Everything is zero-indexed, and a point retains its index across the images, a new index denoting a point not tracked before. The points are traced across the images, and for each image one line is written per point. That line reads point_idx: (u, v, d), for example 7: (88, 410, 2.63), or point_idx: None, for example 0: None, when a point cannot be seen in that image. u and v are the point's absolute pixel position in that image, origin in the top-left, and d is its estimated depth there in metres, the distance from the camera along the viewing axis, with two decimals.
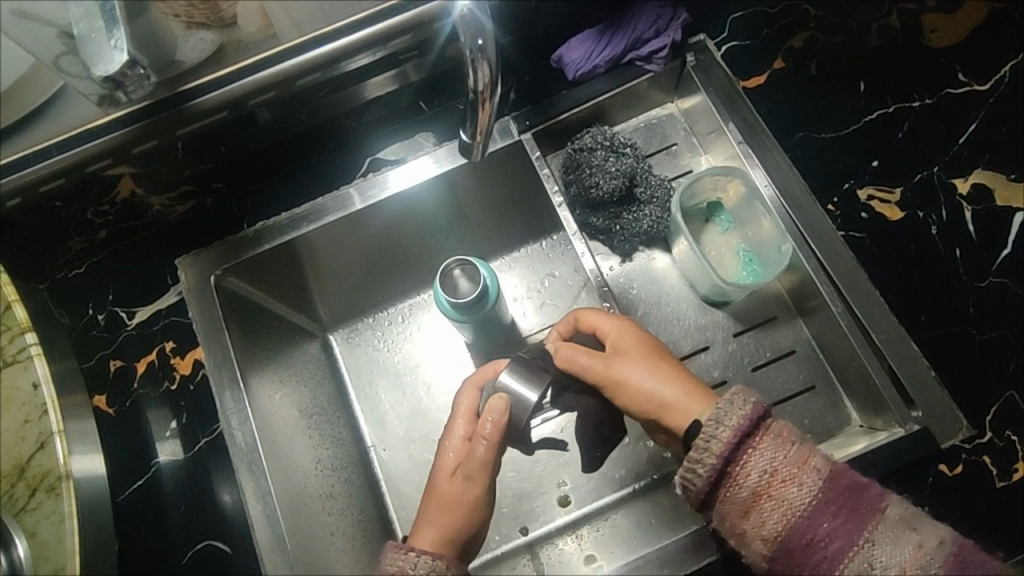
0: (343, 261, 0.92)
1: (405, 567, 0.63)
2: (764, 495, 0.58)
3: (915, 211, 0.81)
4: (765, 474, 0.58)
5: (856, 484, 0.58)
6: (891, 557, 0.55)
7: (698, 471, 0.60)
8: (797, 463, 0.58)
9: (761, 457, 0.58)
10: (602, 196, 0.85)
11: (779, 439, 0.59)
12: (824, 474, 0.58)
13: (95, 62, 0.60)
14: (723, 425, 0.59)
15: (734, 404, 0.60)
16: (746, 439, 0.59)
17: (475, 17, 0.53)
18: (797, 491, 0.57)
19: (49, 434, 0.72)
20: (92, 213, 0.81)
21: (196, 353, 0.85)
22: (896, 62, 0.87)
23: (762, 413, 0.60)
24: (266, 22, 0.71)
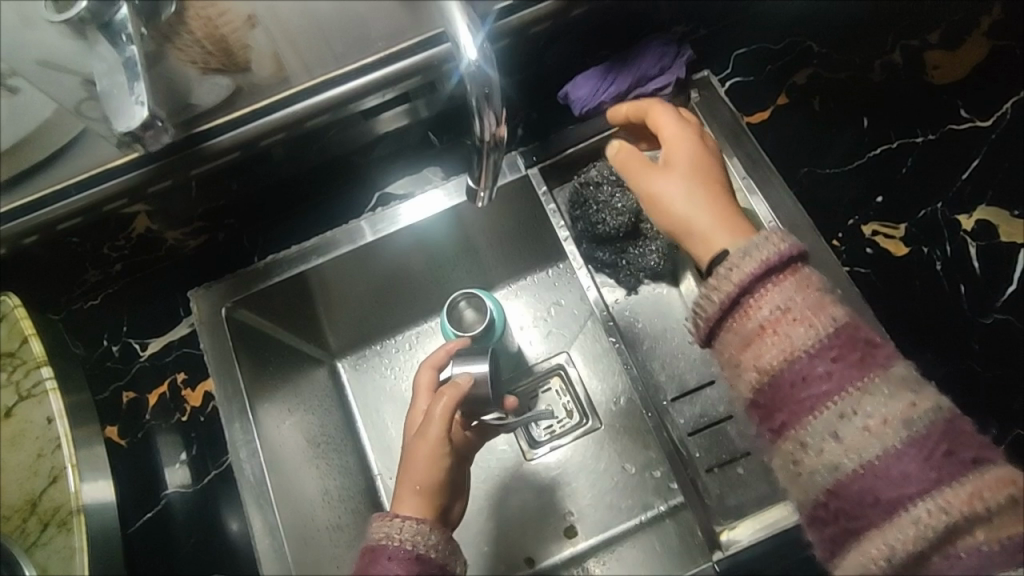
0: (353, 292, 0.93)
1: (390, 532, 0.66)
2: (769, 331, 0.55)
3: (919, 247, 0.81)
4: (775, 311, 0.56)
5: (862, 342, 0.55)
6: (875, 406, 0.52)
7: (711, 297, 0.58)
8: (815, 308, 0.55)
9: (777, 294, 0.56)
10: (608, 231, 0.86)
11: (799, 283, 0.57)
12: (839, 325, 0.55)
13: (118, 118, 0.61)
14: (749, 256, 0.58)
15: (759, 246, 0.58)
16: (768, 276, 0.57)
17: (482, 70, 0.53)
18: (804, 331, 0.54)
19: (61, 468, 0.75)
20: (108, 247, 0.83)
21: (206, 385, 0.86)
22: (898, 98, 0.88)
23: (789, 256, 0.57)
24: (278, 66, 0.70)
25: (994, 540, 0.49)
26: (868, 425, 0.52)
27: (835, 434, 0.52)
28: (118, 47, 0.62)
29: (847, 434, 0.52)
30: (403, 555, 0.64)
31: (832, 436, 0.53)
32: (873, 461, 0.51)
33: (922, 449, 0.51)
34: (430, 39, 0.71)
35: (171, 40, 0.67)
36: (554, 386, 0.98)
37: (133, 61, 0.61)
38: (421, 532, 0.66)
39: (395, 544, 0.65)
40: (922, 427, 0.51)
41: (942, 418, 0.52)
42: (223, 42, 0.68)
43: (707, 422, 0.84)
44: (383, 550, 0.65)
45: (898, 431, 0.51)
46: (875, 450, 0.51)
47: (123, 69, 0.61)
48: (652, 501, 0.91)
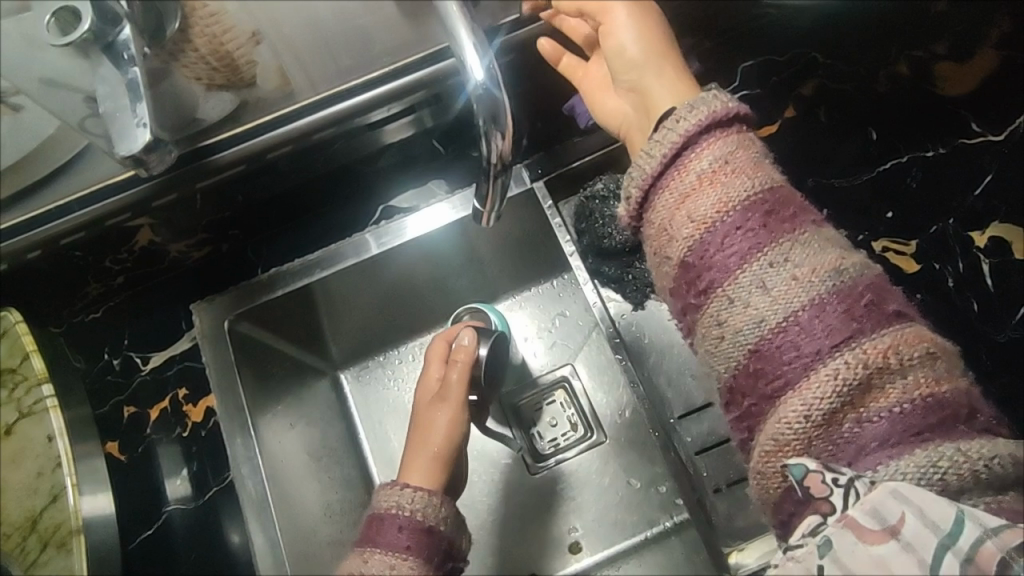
0: (356, 305, 0.93)
1: (402, 501, 0.70)
2: (707, 183, 0.53)
3: (931, 263, 0.81)
4: (710, 170, 0.53)
5: (790, 208, 0.52)
6: (799, 260, 0.49)
7: (655, 147, 0.54)
8: (750, 167, 0.53)
9: (717, 147, 0.53)
10: (614, 246, 0.86)
11: (733, 138, 0.54)
12: (771, 193, 0.52)
13: (121, 142, 0.60)
14: (692, 112, 0.54)
15: (704, 102, 0.55)
16: (709, 131, 0.54)
17: (489, 91, 0.51)
18: (735, 181, 0.52)
19: (61, 487, 0.74)
20: (110, 261, 0.82)
21: (209, 400, 0.85)
22: (908, 109, 0.86)
23: (730, 115, 0.54)
24: (284, 80, 0.70)
25: (903, 399, 0.45)
26: (796, 275, 0.49)
27: (762, 284, 0.49)
28: (120, 67, 0.60)
29: (774, 284, 0.49)
30: (413, 526, 0.69)
31: (760, 286, 0.49)
32: (798, 313, 0.48)
33: (841, 301, 0.48)
34: (435, 54, 0.70)
35: (177, 58, 0.64)
36: (559, 398, 0.97)
37: (136, 84, 0.60)
38: (432, 505, 0.71)
39: (407, 514, 0.70)
40: (848, 280, 0.48)
41: (870, 275, 0.49)
42: (228, 58, 0.66)
43: (715, 441, 0.82)
44: (394, 520, 0.69)
45: (826, 279, 0.48)
46: (801, 300, 0.48)
47: (127, 92, 0.60)
48: (657, 517, 0.90)
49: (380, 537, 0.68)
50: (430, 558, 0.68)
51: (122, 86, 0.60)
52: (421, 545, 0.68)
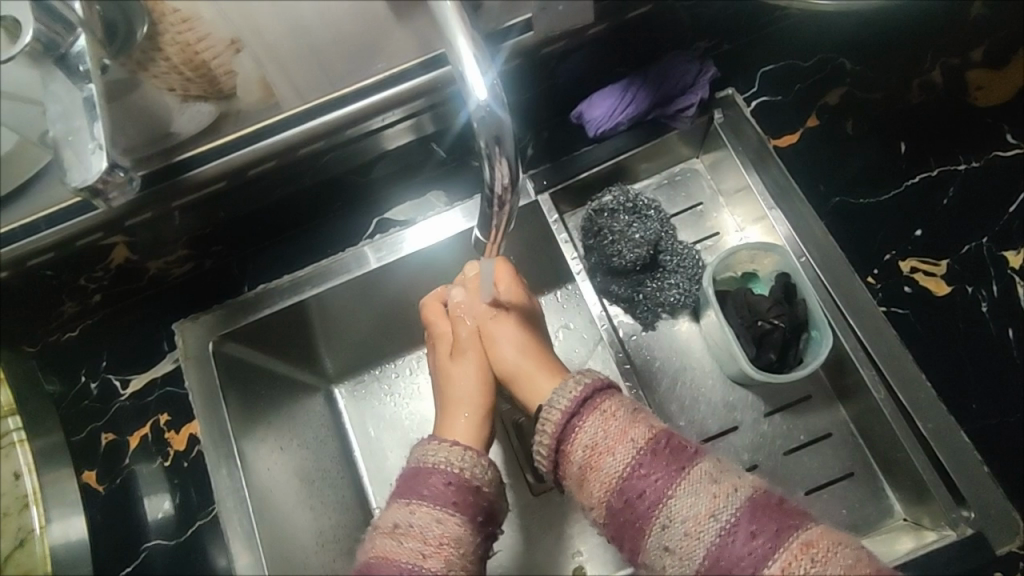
0: (352, 322, 0.88)
1: (450, 458, 0.63)
2: (588, 471, 0.56)
3: (963, 286, 0.76)
4: (588, 448, 0.57)
5: (674, 444, 0.56)
6: (685, 509, 0.52)
7: (540, 449, 0.60)
8: (617, 435, 0.56)
9: (586, 432, 0.58)
10: (624, 265, 0.80)
11: (607, 414, 0.58)
12: (643, 444, 0.56)
13: (74, 171, 0.55)
14: (554, 407, 0.60)
15: (568, 385, 0.60)
16: (574, 417, 0.59)
17: (491, 111, 0.46)
18: (614, 460, 0.55)
19: (29, 530, 0.71)
20: (84, 279, 0.76)
21: (191, 428, 0.80)
22: (937, 123, 0.82)
23: (592, 391, 0.59)
24: (267, 93, 0.65)
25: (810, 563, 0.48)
26: (689, 529, 0.51)
27: (667, 547, 0.52)
28: (75, 81, 0.55)
29: (676, 545, 0.52)
30: (462, 484, 0.62)
31: (666, 550, 0.52)
32: (705, 555, 0.50)
33: (736, 534, 0.50)
34: (434, 59, 0.64)
35: (145, 67, 0.59)
36: None
37: (93, 101, 0.55)
38: (480, 465, 0.63)
39: (455, 471, 0.62)
40: (730, 517, 0.51)
41: (746, 501, 0.51)
42: (204, 68, 0.61)
43: None
44: (440, 476, 0.62)
45: (712, 525, 0.51)
46: (704, 553, 0.51)
47: (82, 109, 0.55)
48: None
49: (424, 488, 0.61)
50: (476, 518, 0.61)
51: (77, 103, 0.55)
52: (468, 504, 0.61)
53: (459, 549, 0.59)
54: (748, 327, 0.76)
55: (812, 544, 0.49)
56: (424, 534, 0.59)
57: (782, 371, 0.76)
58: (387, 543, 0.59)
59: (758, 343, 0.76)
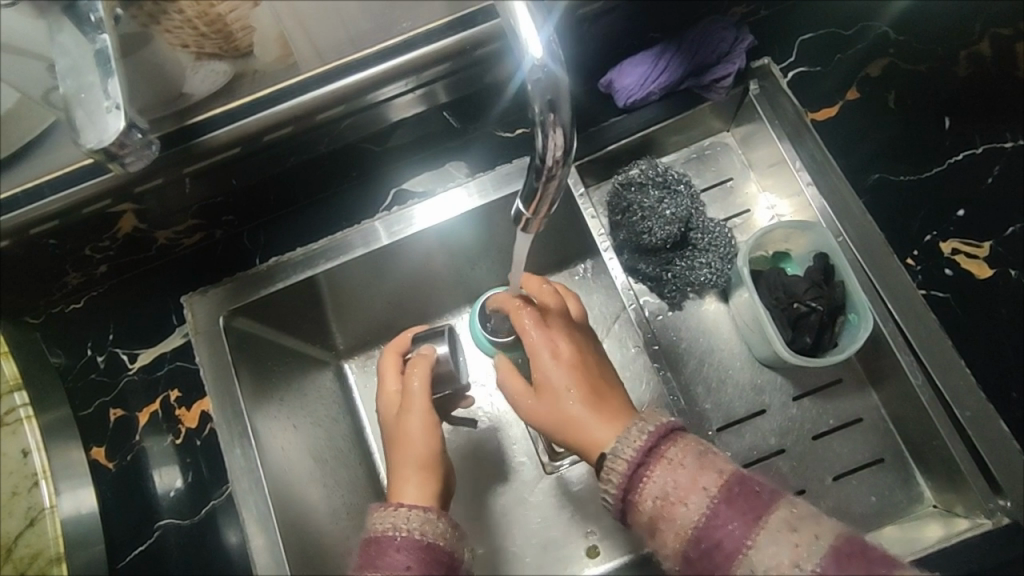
0: (368, 296, 0.84)
1: (397, 523, 0.59)
2: (660, 522, 0.51)
3: (1004, 269, 0.73)
4: (658, 499, 0.51)
5: (749, 488, 0.50)
6: (767, 561, 0.47)
7: (606, 499, 0.55)
8: (686, 483, 0.51)
9: (654, 482, 0.52)
10: (654, 243, 0.77)
11: (675, 463, 0.52)
12: (716, 490, 0.50)
13: (88, 130, 0.50)
14: (617, 456, 0.54)
15: (630, 434, 0.54)
16: (639, 469, 0.53)
17: (548, 71, 0.42)
18: (686, 512, 0.50)
19: (39, 509, 0.70)
20: (90, 250, 0.72)
21: (203, 404, 0.78)
22: (984, 98, 0.78)
23: (659, 436, 0.53)
24: (286, 50, 0.60)
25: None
26: None
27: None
28: (86, 32, 0.51)
29: None
30: (413, 545, 0.58)
31: None
32: None
33: None
34: (464, 20, 0.61)
35: (157, 20, 0.55)
36: None
37: (106, 55, 0.51)
38: (429, 521, 0.60)
39: (404, 534, 0.59)
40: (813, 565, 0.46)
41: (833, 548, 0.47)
42: (220, 25, 0.56)
43: (759, 456, 0.76)
44: (389, 544, 0.58)
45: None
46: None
47: (95, 64, 0.51)
48: None
49: (377, 559, 0.57)
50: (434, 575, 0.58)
51: (90, 54, 0.51)
52: (426, 562, 0.58)
53: None
54: (783, 308, 0.74)
55: None
56: None
57: (817, 356, 0.73)
58: None
59: (793, 326, 0.73)
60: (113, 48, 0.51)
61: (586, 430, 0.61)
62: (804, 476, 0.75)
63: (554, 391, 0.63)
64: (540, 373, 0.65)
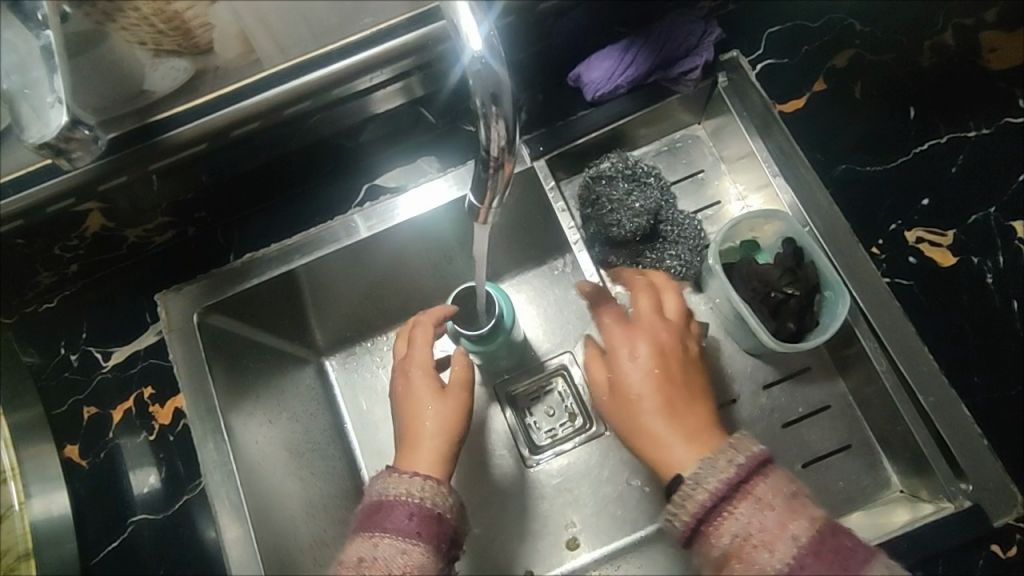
0: (343, 292, 0.85)
1: (411, 489, 0.60)
2: (734, 559, 0.52)
3: (968, 256, 0.74)
4: (736, 537, 0.52)
5: (840, 539, 0.51)
6: None
7: (672, 523, 0.55)
8: (778, 528, 0.51)
9: (734, 520, 0.52)
10: (624, 235, 0.78)
11: (761, 503, 0.53)
12: (807, 540, 0.51)
13: (30, 126, 0.51)
14: (701, 484, 0.54)
15: (717, 462, 0.55)
16: (725, 504, 0.53)
17: (487, 65, 0.43)
18: (769, 557, 0.51)
19: (7, 507, 0.70)
20: (59, 249, 0.73)
21: (176, 401, 0.78)
22: (947, 88, 0.79)
23: (756, 472, 0.54)
24: (247, 49, 0.60)
25: None
26: None
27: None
28: (31, 28, 0.51)
29: None
30: (425, 513, 0.60)
31: None
32: None
33: None
34: (425, 15, 0.61)
35: (112, 18, 0.55)
36: (558, 387, 0.87)
37: (51, 51, 0.50)
38: (441, 493, 0.61)
39: (416, 501, 0.60)
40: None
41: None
42: (178, 21, 0.56)
43: None
44: (401, 508, 0.59)
45: None
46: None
47: (39, 60, 0.51)
48: (655, 512, 0.81)
49: (388, 521, 0.59)
50: (438, 546, 0.59)
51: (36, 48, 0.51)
52: (433, 532, 0.59)
53: None
54: (759, 299, 0.74)
55: None
56: (387, 567, 0.57)
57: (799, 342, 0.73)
58: None
59: (774, 314, 0.73)
60: (58, 44, 0.51)
61: (657, 440, 0.61)
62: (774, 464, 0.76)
63: (636, 399, 0.64)
64: (623, 376, 0.65)
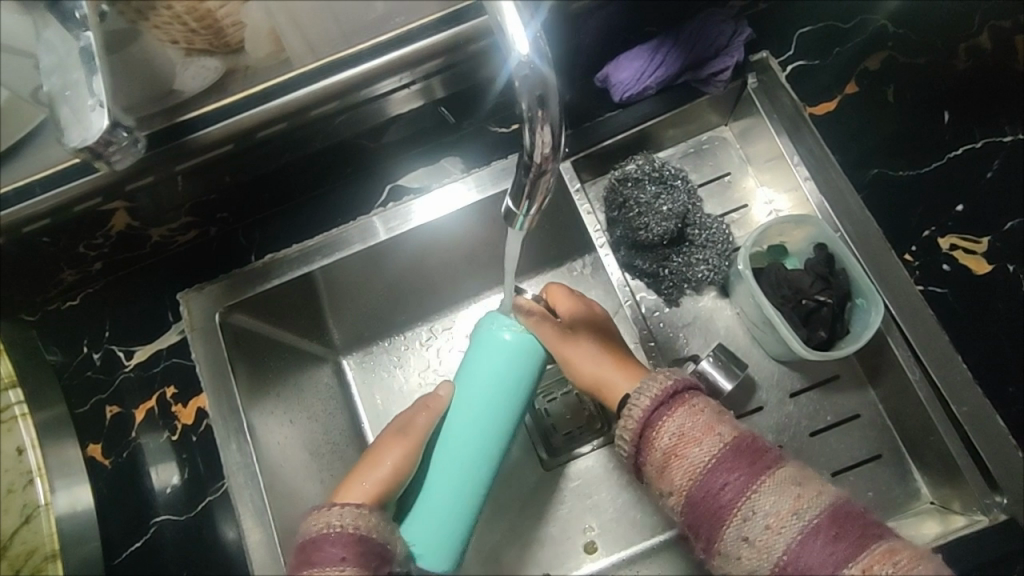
0: (364, 292, 0.84)
1: (331, 519, 0.60)
2: (675, 458, 0.55)
3: (1003, 264, 0.73)
4: (674, 436, 0.56)
5: (761, 443, 0.55)
6: (767, 505, 0.51)
7: (625, 433, 0.59)
8: (703, 427, 0.56)
9: (674, 422, 0.56)
10: (651, 239, 0.77)
11: (695, 409, 0.57)
12: (731, 439, 0.55)
13: (72, 128, 0.50)
14: (641, 395, 0.59)
15: (655, 378, 0.60)
16: (665, 408, 0.58)
17: (535, 68, 0.42)
18: (700, 452, 0.54)
19: (34, 507, 0.70)
20: (84, 247, 0.72)
21: (199, 401, 0.78)
22: (983, 92, 0.78)
23: (683, 387, 0.59)
24: (278, 47, 0.59)
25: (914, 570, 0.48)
26: (769, 523, 0.51)
27: (746, 538, 0.51)
28: (71, 28, 0.51)
29: (755, 537, 0.51)
30: (347, 538, 0.59)
31: (744, 540, 0.51)
32: (785, 554, 0.50)
33: (816, 535, 0.50)
34: (456, 14, 0.60)
35: (146, 16, 0.53)
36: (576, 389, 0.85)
37: (90, 52, 0.50)
38: (362, 516, 0.60)
39: (338, 528, 0.59)
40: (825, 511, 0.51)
41: (838, 501, 0.52)
42: (210, 19, 0.54)
43: None
44: (327, 536, 0.59)
45: (795, 524, 0.50)
46: (783, 548, 0.50)
47: (80, 61, 0.50)
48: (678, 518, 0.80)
49: (319, 552, 0.58)
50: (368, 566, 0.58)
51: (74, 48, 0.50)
52: (359, 554, 0.58)
53: None
54: (790, 305, 0.73)
55: (896, 551, 0.48)
56: None
57: (829, 350, 0.73)
58: None
59: (804, 322, 0.73)
60: (98, 45, 0.50)
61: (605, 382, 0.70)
62: None
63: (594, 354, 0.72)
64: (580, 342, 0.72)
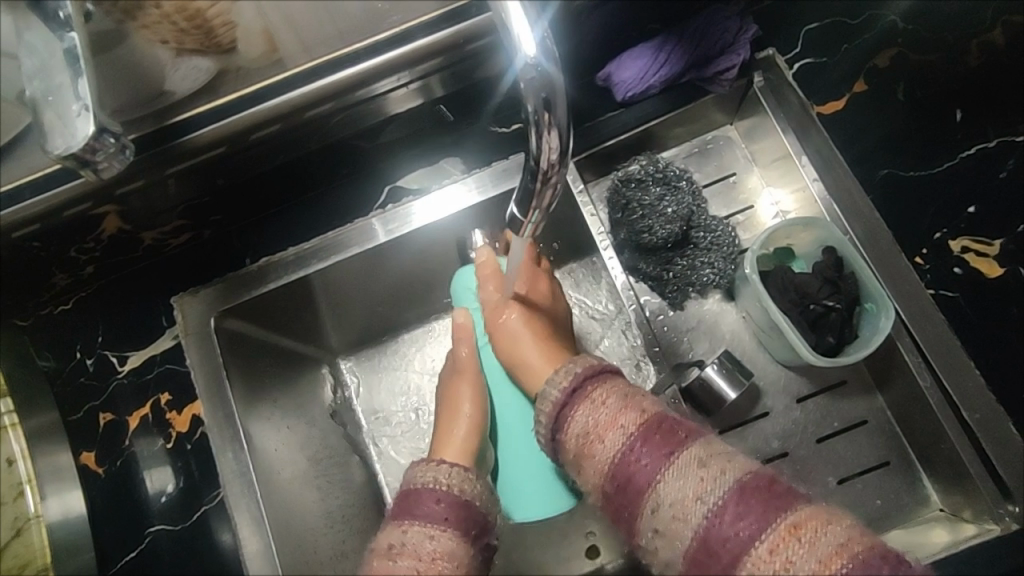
0: (363, 295, 0.83)
1: (438, 476, 0.59)
2: (584, 458, 0.54)
3: (1015, 266, 0.71)
4: (581, 435, 0.54)
5: (671, 425, 0.52)
6: (673, 493, 0.48)
7: (541, 434, 0.59)
8: (605, 420, 0.54)
9: (579, 418, 0.55)
10: (655, 242, 0.75)
11: (598, 404, 0.55)
12: (636, 428, 0.52)
13: (53, 136, 0.48)
14: (548, 395, 0.58)
15: (559, 375, 0.58)
16: (569, 405, 0.57)
17: (541, 69, 0.41)
18: (604, 447, 0.53)
19: (25, 519, 0.68)
20: (75, 251, 0.71)
21: (194, 408, 0.76)
22: (996, 90, 0.76)
23: (587, 379, 0.57)
24: (271, 46, 0.58)
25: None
26: (677, 511, 0.47)
27: (657, 528, 0.48)
28: (55, 30, 0.49)
29: (666, 525, 0.48)
30: (452, 499, 0.58)
31: (656, 531, 0.48)
32: (693, 541, 0.46)
33: (724, 516, 0.46)
34: (455, 12, 0.58)
35: (134, 16, 0.55)
36: None
37: (75, 54, 0.49)
38: (467, 479, 0.60)
39: (443, 488, 0.59)
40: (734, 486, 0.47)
41: (750, 477, 0.47)
42: (200, 19, 0.56)
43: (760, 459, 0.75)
44: (430, 495, 0.58)
45: (701, 507, 0.47)
46: (692, 535, 0.46)
47: (64, 65, 0.49)
48: None
49: (417, 508, 0.58)
50: (469, 530, 0.58)
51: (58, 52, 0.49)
52: (462, 517, 0.58)
53: (455, 563, 0.55)
54: (797, 309, 0.72)
55: (798, 527, 0.44)
56: (418, 552, 0.55)
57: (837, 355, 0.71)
58: (382, 566, 0.54)
59: (812, 327, 0.72)
60: (82, 47, 0.49)
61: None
62: (806, 479, 0.74)
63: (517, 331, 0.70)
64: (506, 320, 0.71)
